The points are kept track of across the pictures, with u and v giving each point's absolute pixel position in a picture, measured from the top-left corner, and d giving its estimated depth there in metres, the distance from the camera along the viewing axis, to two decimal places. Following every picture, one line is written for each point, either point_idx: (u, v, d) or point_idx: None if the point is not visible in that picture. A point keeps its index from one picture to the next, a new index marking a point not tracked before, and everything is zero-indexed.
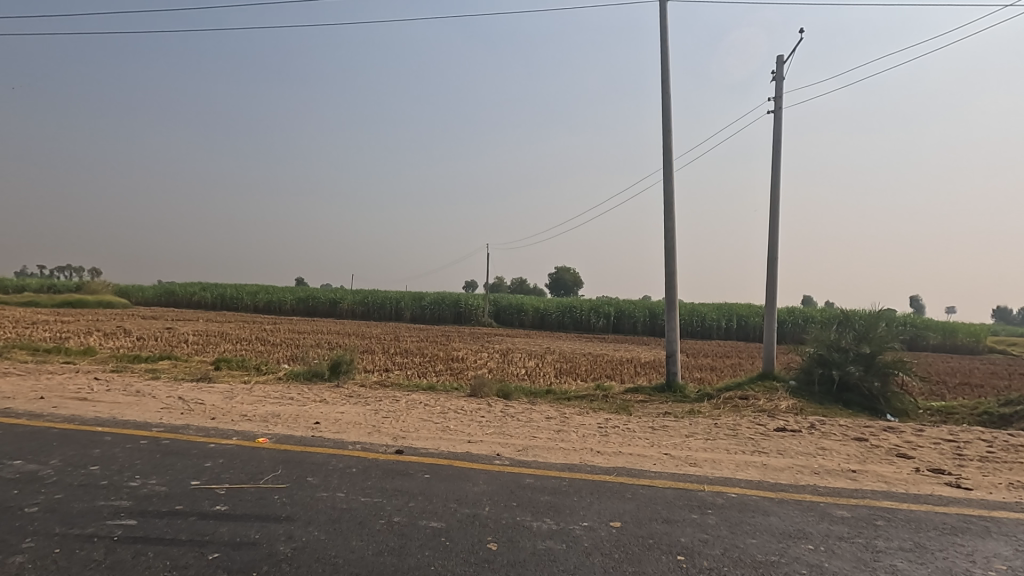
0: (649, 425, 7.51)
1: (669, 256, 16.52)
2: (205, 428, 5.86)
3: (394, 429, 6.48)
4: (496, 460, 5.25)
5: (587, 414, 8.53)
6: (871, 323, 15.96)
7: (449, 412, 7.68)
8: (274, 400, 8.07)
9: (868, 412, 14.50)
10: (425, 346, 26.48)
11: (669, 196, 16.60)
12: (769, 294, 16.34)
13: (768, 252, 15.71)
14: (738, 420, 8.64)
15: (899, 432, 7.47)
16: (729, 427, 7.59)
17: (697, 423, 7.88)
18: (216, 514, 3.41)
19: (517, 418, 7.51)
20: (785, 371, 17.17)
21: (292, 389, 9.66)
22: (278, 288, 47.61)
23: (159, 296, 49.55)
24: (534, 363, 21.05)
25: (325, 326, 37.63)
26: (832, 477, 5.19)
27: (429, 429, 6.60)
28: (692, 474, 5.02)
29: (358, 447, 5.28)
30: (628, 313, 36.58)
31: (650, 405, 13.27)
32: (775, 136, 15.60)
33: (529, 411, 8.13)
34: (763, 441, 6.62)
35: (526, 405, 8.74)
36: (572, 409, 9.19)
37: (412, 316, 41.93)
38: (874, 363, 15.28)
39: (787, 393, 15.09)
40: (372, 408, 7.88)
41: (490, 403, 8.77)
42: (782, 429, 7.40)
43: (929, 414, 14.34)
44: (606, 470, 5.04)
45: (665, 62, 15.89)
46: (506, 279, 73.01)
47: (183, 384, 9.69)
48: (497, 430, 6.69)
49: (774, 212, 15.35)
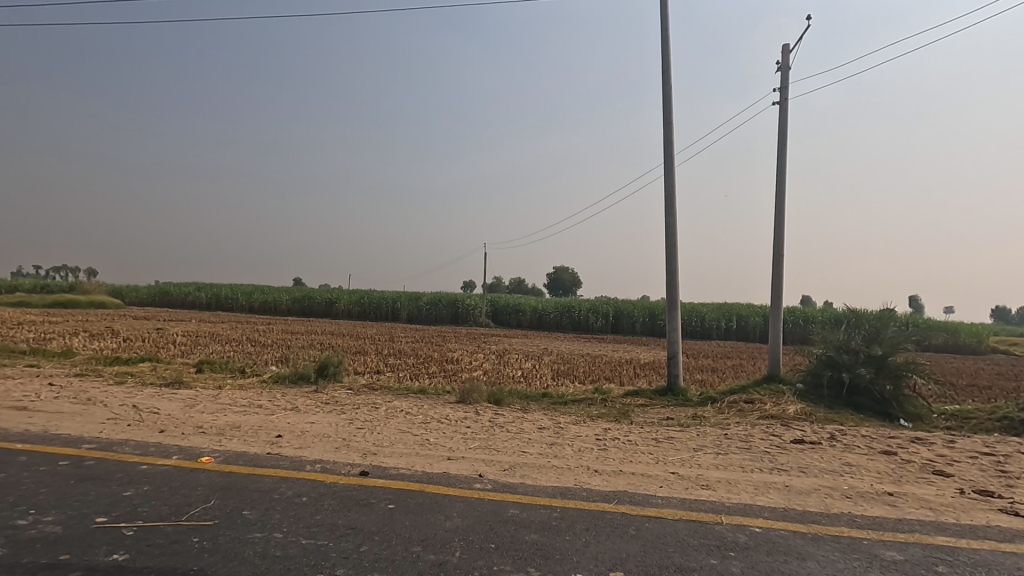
0: (653, 436, 6.78)
1: (670, 253, 15.83)
2: (146, 444, 5.14)
3: (366, 443, 5.75)
4: (477, 483, 4.52)
5: (584, 422, 7.80)
6: (883, 323, 15.26)
7: (430, 422, 6.94)
8: (239, 409, 7.32)
9: (880, 416, 13.81)
10: (419, 347, 25.72)
11: (670, 191, 15.90)
12: (775, 292, 15.64)
13: (773, 248, 15.00)
14: (749, 429, 7.92)
15: (929, 443, 6.75)
16: (741, 438, 6.85)
17: (706, 434, 7.14)
18: (107, 570, 2.68)
19: (506, 429, 6.78)
20: (792, 373, 16.47)
21: (264, 395, 8.91)
22: (273, 288, 46.85)
23: (153, 296, 48.77)
24: (530, 365, 20.36)
25: (319, 326, 36.92)
26: (867, 503, 4.46)
27: (404, 443, 5.86)
28: (705, 500, 4.29)
29: (317, 469, 4.54)
30: (627, 313, 35.86)
31: (651, 410, 12.54)
32: (781, 127, 14.92)
33: (521, 420, 7.41)
34: (780, 456, 5.88)
35: (518, 413, 8.00)
36: (568, 416, 8.47)
37: (408, 316, 41.17)
38: (885, 365, 14.59)
39: (795, 397, 14.38)
40: (346, 417, 7.14)
41: (478, 410, 8.05)
42: (799, 441, 6.67)
43: (944, 419, 13.63)
44: (605, 496, 4.31)
45: (665, 51, 15.20)
46: (504, 279, 72.33)
47: (146, 390, 8.94)
48: (482, 444, 5.96)
49: (779, 208, 14.70)
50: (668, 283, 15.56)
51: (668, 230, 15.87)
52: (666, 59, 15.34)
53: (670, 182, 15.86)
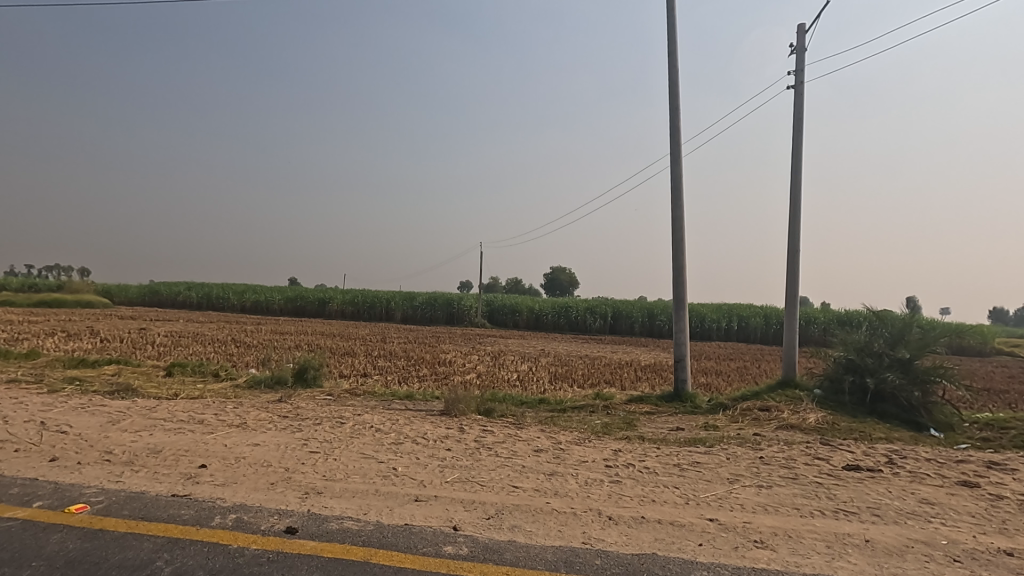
0: (675, 461, 5.52)
1: (677, 248, 14.67)
2: (13, 484, 3.87)
3: (313, 476, 4.48)
4: (449, 542, 3.28)
5: (587, 440, 6.57)
6: (908, 323, 14.05)
7: (402, 444, 5.67)
8: (172, 427, 6.03)
9: (908, 426, 12.63)
10: (410, 347, 24.52)
11: (676, 182, 14.72)
12: (790, 290, 14.50)
13: (789, 241, 13.84)
14: (784, 446, 6.69)
15: (1011, 470, 5.56)
16: (782, 463, 5.61)
17: (736, 456, 5.90)
18: None
19: (494, 453, 5.52)
20: (808, 378, 15.27)
21: (214, 406, 7.61)
22: (265, 287, 45.51)
23: (142, 295, 47.25)
24: (526, 367, 19.15)
25: (308, 325, 35.63)
26: (987, 572, 3.24)
27: (364, 475, 4.60)
28: (768, 573, 3.05)
29: (228, 524, 3.29)
30: (626, 313, 34.68)
31: (659, 421, 11.30)
32: (797, 111, 13.80)
33: (512, 439, 6.17)
34: (842, 493, 4.65)
35: (509, 429, 6.75)
36: (568, 431, 7.22)
37: (402, 316, 39.90)
38: (912, 369, 13.40)
39: (814, 405, 13.21)
40: (301, 437, 5.85)
41: (463, 426, 6.81)
42: (854, 467, 5.45)
43: (977, 428, 12.45)
44: (625, 564, 3.08)
45: (672, 28, 14.01)
46: (500, 279, 71.16)
47: (77, 399, 7.61)
48: (462, 476, 4.70)
49: (795, 201, 13.56)
50: (675, 281, 14.36)
51: (674, 225, 14.71)
52: (672, 38, 14.12)
53: (678, 171, 14.65)
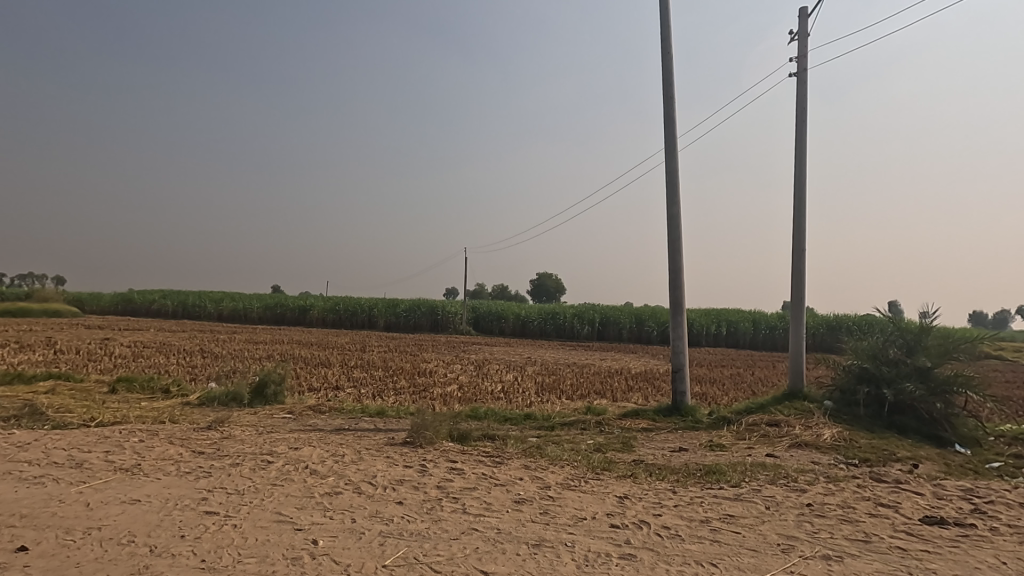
0: (704, 518, 4.10)
1: (673, 247, 13.44)
2: None
3: (186, 562, 3.05)
4: None
5: (581, 481, 5.14)
6: (926, 328, 12.88)
7: (338, 499, 4.23)
8: (33, 476, 4.50)
9: (931, 441, 11.47)
10: (390, 357, 23.00)
11: (672, 175, 13.50)
12: (795, 292, 13.36)
13: (795, 239, 12.70)
14: (828, 483, 5.31)
15: None
16: (842, 515, 4.25)
17: (779, 504, 4.52)
18: None
19: (459, 511, 4.08)
20: (816, 388, 14.06)
21: (116, 439, 6.05)
22: (242, 294, 43.55)
23: (116, 304, 44.90)
24: (511, 376, 17.72)
25: (285, 334, 33.88)
26: None
27: (263, 558, 3.16)
28: None
29: None
30: (613, 319, 33.49)
31: (660, 442, 9.97)
32: (801, 98, 12.72)
33: (485, 484, 4.74)
34: (940, 570, 3.32)
35: (482, 468, 5.32)
36: (558, 467, 5.79)
37: (386, 324, 38.03)
38: (933, 378, 12.25)
39: (827, 419, 12.00)
40: (201, 488, 4.35)
41: (426, 464, 5.37)
42: (935, 522, 4.12)
43: (1006, 444, 11.30)
44: None
45: (666, 11, 12.86)
46: (487, 287, 69.69)
47: None
48: (407, 555, 3.27)
49: (799, 194, 12.43)
50: (672, 283, 13.10)
51: (670, 223, 13.48)
52: (665, 18, 12.93)
53: (674, 165, 13.41)
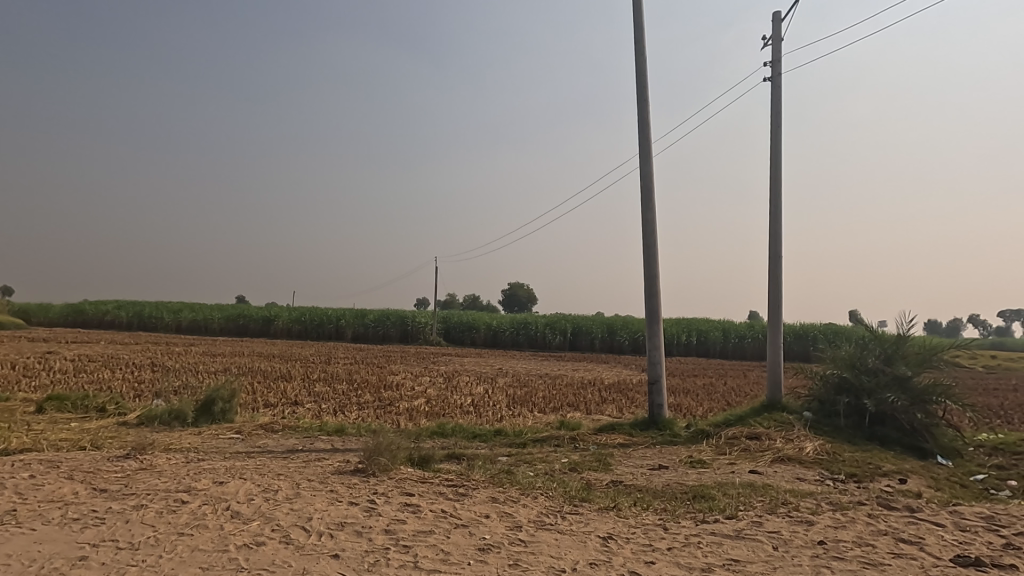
0: (707, 567, 3.40)
1: (648, 254, 12.91)
2: None
3: None
4: None
5: (559, 517, 4.39)
6: (905, 337, 12.60)
7: (257, 555, 3.39)
8: None
9: (912, 452, 11.16)
10: (355, 369, 21.92)
11: (647, 180, 13.02)
12: (772, 301, 12.99)
13: (772, 245, 12.34)
14: (836, 512, 4.70)
15: None
16: (864, 557, 3.61)
17: (789, 542, 3.86)
18: None
19: (408, 567, 3.28)
20: (793, 399, 13.66)
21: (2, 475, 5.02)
22: (202, 304, 41.56)
23: (66, 315, 42.20)
24: (481, 389, 16.91)
25: (246, 346, 32.26)
26: None
27: None
28: None
29: None
30: (585, 329, 33.05)
31: (638, 459, 9.33)
32: (777, 102, 12.43)
33: (444, 527, 3.95)
34: None
35: (438, 504, 4.53)
36: (529, 497, 5.05)
37: (353, 334, 36.76)
38: (913, 388, 11.95)
39: (808, 431, 11.58)
40: (85, 543, 3.47)
41: (374, 500, 4.54)
42: (971, 564, 3.52)
43: (987, 454, 11.02)
44: None
45: (639, 12, 12.47)
46: (458, 297, 68.71)
47: None
48: None
49: (776, 200, 12.09)
50: (648, 292, 12.56)
51: (645, 229, 12.98)
52: (637, 17, 12.47)
53: (648, 170, 12.95)
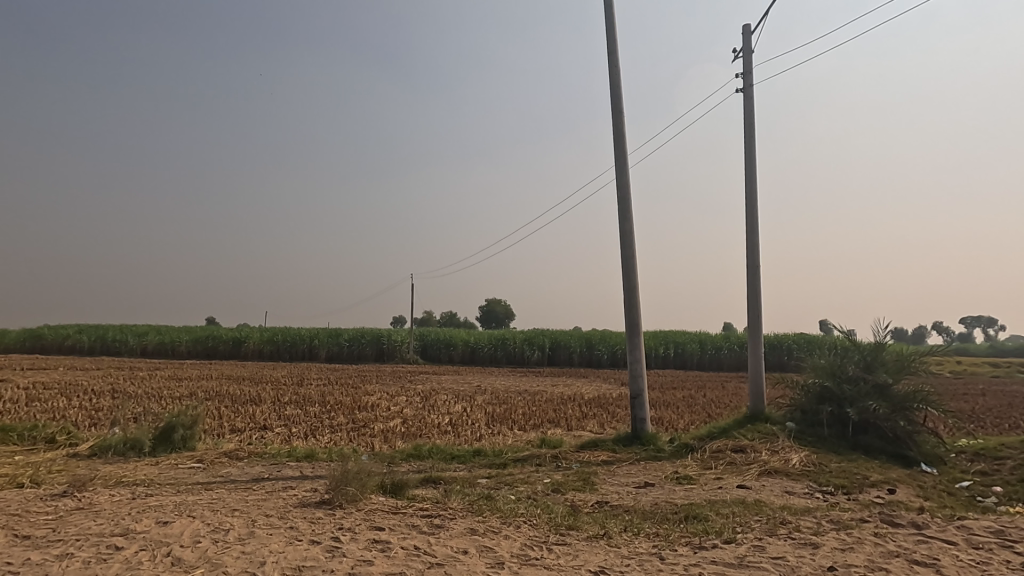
0: None
1: (626, 266, 12.69)
2: None
3: None
4: None
5: (544, 550, 3.97)
6: (884, 344, 12.55)
7: None
8: None
9: (897, 461, 11.02)
10: (328, 390, 21.13)
11: (623, 191, 12.86)
12: (752, 310, 12.87)
13: (749, 254, 12.24)
14: (839, 532, 4.39)
15: None
16: None
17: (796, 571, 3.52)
18: None
19: None
20: (776, 409, 13.49)
21: None
22: (168, 327, 40.04)
23: (23, 340, 40.17)
24: (459, 407, 16.39)
25: (214, 369, 31.05)
26: None
27: None
28: None
29: None
30: (564, 343, 32.77)
31: (623, 477, 8.95)
32: (750, 112, 12.44)
33: (416, 569, 3.49)
34: None
35: (410, 539, 4.07)
36: (512, 526, 4.62)
37: (327, 354, 35.77)
38: (894, 396, 11.87)
39: (792, 442, 11.38)
40: None
41: (339, 538, 4.06)
42: None
43: (969, 460, 10.96)
44: None
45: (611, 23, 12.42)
46: (435, 314, 67.94)
47: None
48: None
49: (752, 209, 12.03)
50: (627, 304, 12.32)
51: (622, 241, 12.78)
52: (610, 28, 12.41)
53: (624, 180, 12.79)
